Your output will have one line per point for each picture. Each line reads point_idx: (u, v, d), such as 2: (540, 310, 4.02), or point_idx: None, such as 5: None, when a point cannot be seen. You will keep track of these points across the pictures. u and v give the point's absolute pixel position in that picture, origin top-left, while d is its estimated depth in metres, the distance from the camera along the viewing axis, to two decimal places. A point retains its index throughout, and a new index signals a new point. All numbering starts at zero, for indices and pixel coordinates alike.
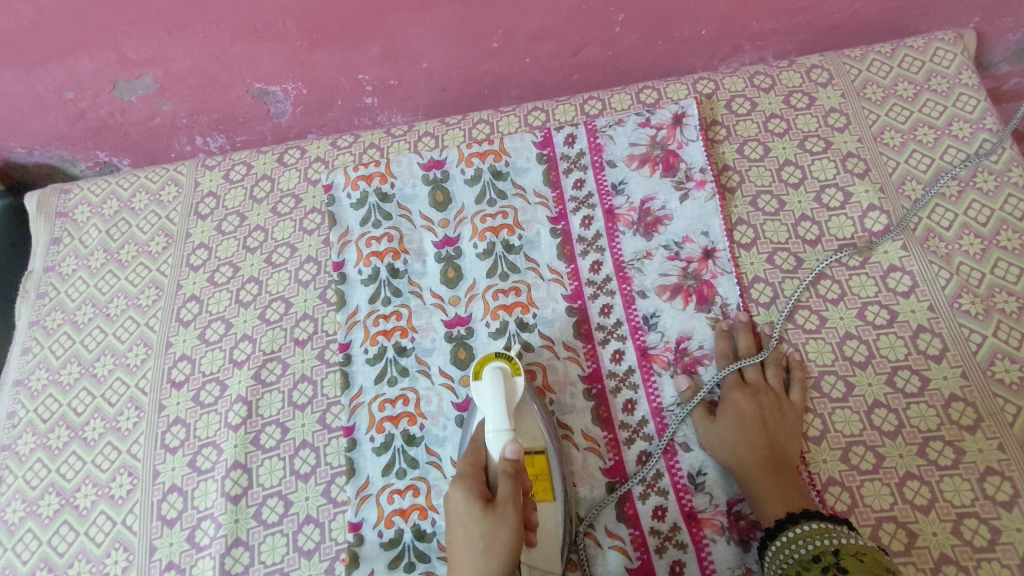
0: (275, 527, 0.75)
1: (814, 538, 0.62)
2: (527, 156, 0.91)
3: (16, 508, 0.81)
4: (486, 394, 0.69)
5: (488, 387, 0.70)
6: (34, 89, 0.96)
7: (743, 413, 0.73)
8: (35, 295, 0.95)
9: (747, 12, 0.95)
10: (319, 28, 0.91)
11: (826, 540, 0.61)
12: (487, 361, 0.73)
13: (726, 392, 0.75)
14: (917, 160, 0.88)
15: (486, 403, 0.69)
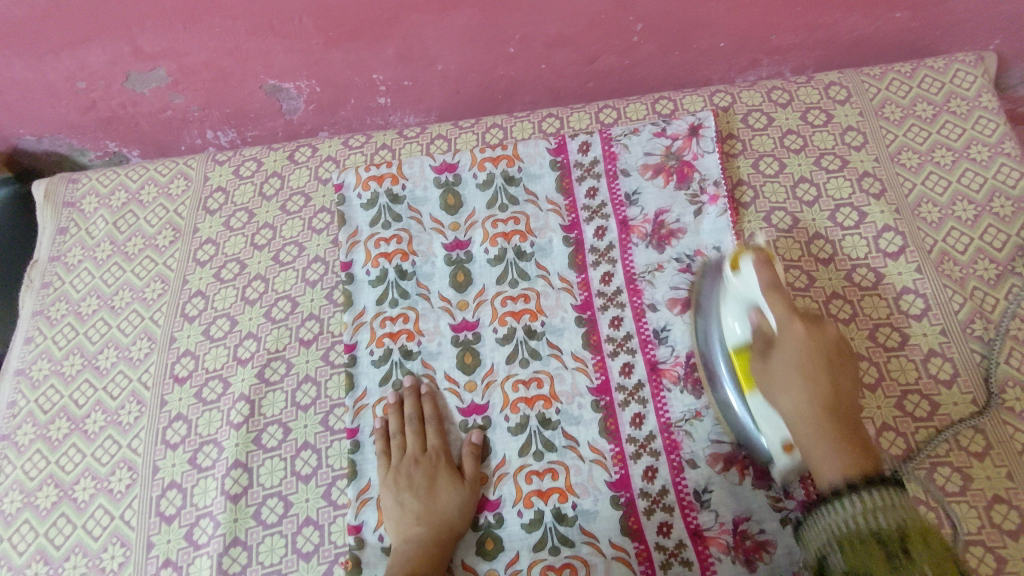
0: (274, 528, 0.74)
1: (873, 517, 0.55)
2: (540, 163, 0.91)
3: (13, 499, 0.81)
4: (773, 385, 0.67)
5: (751, 274, 0.68)
6: (47, 77, 0.96)
7: (803, 362, 0.63)
8: (40, 284, 0.95)
9: (767, 26, 0.95)
10: (336, 27, 0.90)
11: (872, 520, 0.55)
12: (740, 255, 0.70)
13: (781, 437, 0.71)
14: (933, 181, 0.87)
15: (756, 294, 0.67)
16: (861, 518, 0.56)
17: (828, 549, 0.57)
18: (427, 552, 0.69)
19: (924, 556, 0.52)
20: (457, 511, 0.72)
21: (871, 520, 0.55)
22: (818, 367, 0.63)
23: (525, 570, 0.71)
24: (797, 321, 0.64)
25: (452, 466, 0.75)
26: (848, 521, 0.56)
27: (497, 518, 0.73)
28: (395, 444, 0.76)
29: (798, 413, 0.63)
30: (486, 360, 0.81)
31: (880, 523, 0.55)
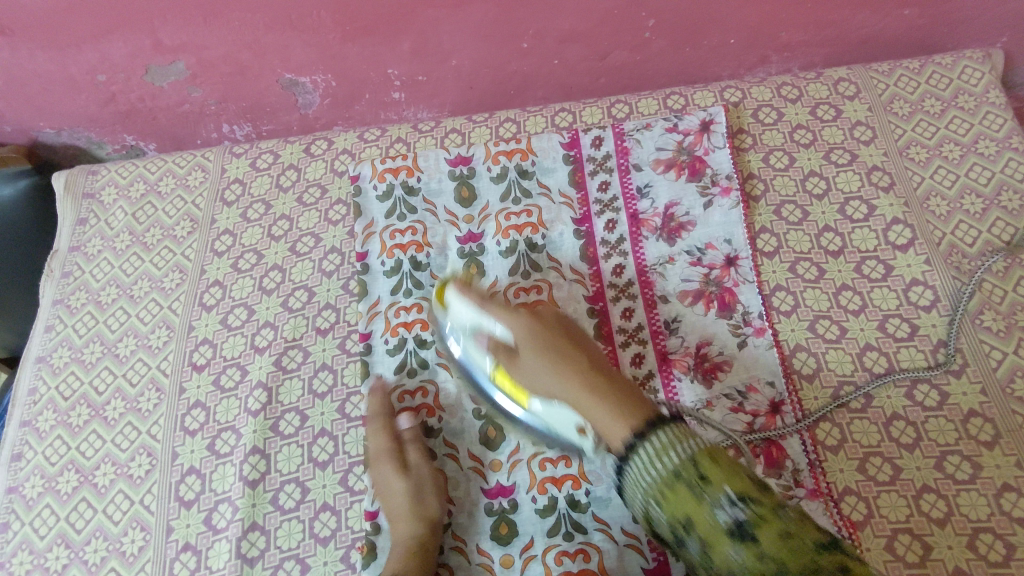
0: (292, 513, 0.75)
1: (663, 457, 0.53)
2: (553, 157, 0.92)
3: (34, 484, 0.82)
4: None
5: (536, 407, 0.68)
6: (67, 70, 0.97)
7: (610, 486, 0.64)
8: (60, 274, 0.96)
9: (777, 23, 0.96)
10: (352, 22, 0.92)
11: (683, 452, 0.53)
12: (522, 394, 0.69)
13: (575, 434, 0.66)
14: (942, 175, 0.88)
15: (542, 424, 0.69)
16: (659, 457, 0.54)
17: (648, 506, 0.54)
18: (413, 550, 0.70)
19: (721, 476, 0.52)
20: (439, 514, 0.73)
21: (667, 456, 0.53)
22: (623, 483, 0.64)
23: (540, 556, 0.71)
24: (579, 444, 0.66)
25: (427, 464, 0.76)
26: (649, 462, 0.54)
27: (511, 505, 0.74)
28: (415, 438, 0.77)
29: None
30: None
31: (671, 460, 0.53)
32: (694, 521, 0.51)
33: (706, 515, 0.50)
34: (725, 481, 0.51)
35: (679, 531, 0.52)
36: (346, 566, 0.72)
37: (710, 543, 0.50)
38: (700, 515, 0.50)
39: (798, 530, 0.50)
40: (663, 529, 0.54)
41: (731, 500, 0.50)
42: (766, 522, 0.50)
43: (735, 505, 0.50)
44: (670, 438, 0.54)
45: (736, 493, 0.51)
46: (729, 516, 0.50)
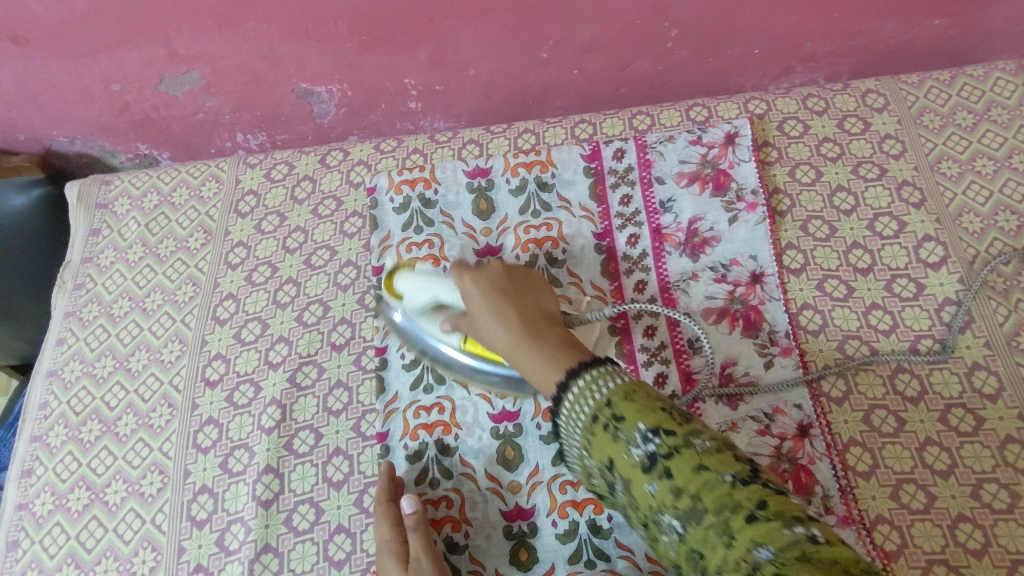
0: (306, 535, 0.74)
1: (584, 402, 0.52)
2: (574, 169, 0.90)
3: (45, 501, 0.81)
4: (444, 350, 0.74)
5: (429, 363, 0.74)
6: (82, 80, 0.96)
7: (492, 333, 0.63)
8: (73, 286, 0.95)
9: (804, 33, 0.94)
10: (370, 31, 0.90)
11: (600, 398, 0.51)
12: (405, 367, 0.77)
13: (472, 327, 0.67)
14: (975, 191, 0.85)
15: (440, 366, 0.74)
16: (581, 407, 0.53)
17: (583, 455, 0.54)
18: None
19: (637, 411, 0.50)
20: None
21: (590, 401, 0.52)
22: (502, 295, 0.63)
23: None
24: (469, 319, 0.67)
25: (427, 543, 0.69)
26: (577, 407, 0.53)
27: (531, 528, 0.72)
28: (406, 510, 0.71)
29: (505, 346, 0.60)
30: None
31: (590, 407, 0.52)
32: (614, 462, 0.50)
33: (622, 454, 0.50)
34: (636, 420, 0.49)
35: (607, 471, 0.52)
36: None
37: (630, 479, 0.50)
38: (618, 453, 0.50)
39: (715, 463, 0.46)
40: (598, 473, 0.54)
41: (643, 434, 0.49)
42: (679, 456, 0.47)
43: (646, 440, 0.48)
44: (598, 380, 0.52)
45: (649, 426, 0.49)
46: (643, 451, 0.49)
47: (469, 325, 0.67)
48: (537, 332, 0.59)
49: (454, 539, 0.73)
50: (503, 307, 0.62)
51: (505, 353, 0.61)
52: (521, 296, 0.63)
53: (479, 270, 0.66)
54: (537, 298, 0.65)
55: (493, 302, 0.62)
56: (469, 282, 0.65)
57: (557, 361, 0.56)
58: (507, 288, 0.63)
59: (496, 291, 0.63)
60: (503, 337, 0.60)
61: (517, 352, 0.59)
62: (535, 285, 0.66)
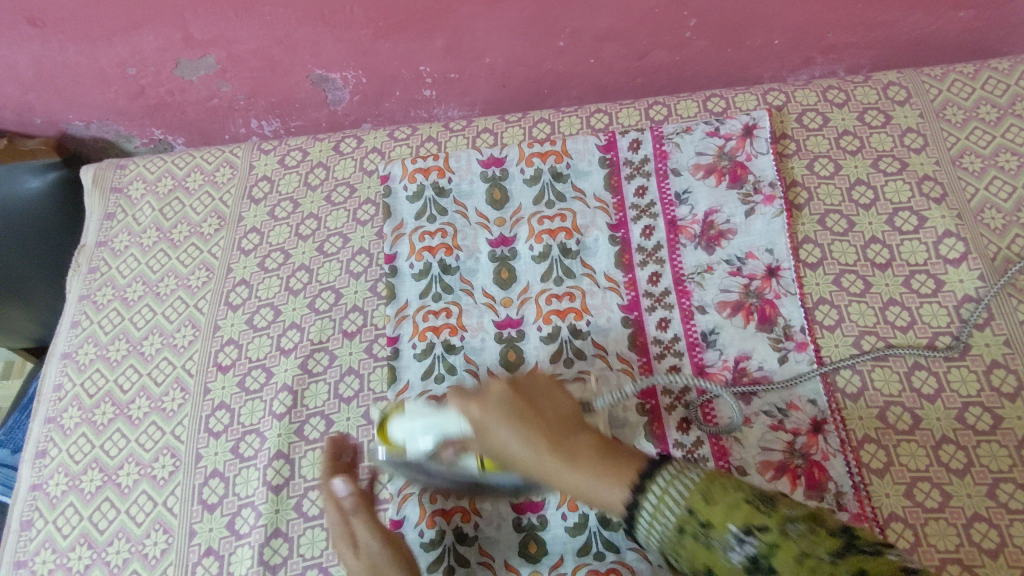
0: (315, 520, 0.74)
1: (665, 508, 0.50)
2: (589, 159, 0.89)
3: (58, 482, 0.81)
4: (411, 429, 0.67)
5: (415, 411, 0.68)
6: (98, 63, 0.96)
7: (507, 407, 0.60)
8: (87, 269, 0.96)
9: (825, 23, 0.92)
10: (386, 18, 0.90)
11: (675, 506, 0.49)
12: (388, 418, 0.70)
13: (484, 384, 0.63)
14: (998, 187, 0.84)
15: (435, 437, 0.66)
16: (665, 509, 0.50)
17: (666, 554, 0.50)
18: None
19: (723, 512, 0.47)
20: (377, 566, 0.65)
21: (672, 498, 0.50)
22: (523, 409, 0.59)
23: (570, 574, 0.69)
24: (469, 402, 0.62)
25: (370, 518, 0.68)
26: (659, 521, 0.50)
27: (541, 520, 0.72)
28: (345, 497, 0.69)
29: (522, 459, 0.58)
30: (530, 359, 0.79)
31: (676, 510, 0.49)
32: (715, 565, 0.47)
33: (721, 557, 0.46)
34: (730, 522, 0.47)
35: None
36: None
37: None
38: (715, 561, 0.47)
39: (811, 543, 0.44)
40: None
41: (738, 535, 0.46)
42: (781, 551, 0.44)
43: (743, 539, 0.46)
44: (675, 477, 0.51)
45: (741, 525, 0.46)
46: (741, 554, 0.46)
47: (479, 443, 0.62)
48: (562, 442, 0.57)
49: (462, 530, 0.73)
50: (522, 417, 0.59)
51: (537, 472, 0.58)
52: (534, 412, 0.60)
53: (485, 398, 0.61)
54: (549, 405, 0.61)
55: (509, 411, 0.59)
56: (475, 409, 0.61)
57: (604, 474, 0.54)
58: (522, 412, 0.59)
59: (514, 414, 0.59)
60: (532, 450, 0.57)
61: (545, 460, 0.57)
62: (540, 390, 0.63)
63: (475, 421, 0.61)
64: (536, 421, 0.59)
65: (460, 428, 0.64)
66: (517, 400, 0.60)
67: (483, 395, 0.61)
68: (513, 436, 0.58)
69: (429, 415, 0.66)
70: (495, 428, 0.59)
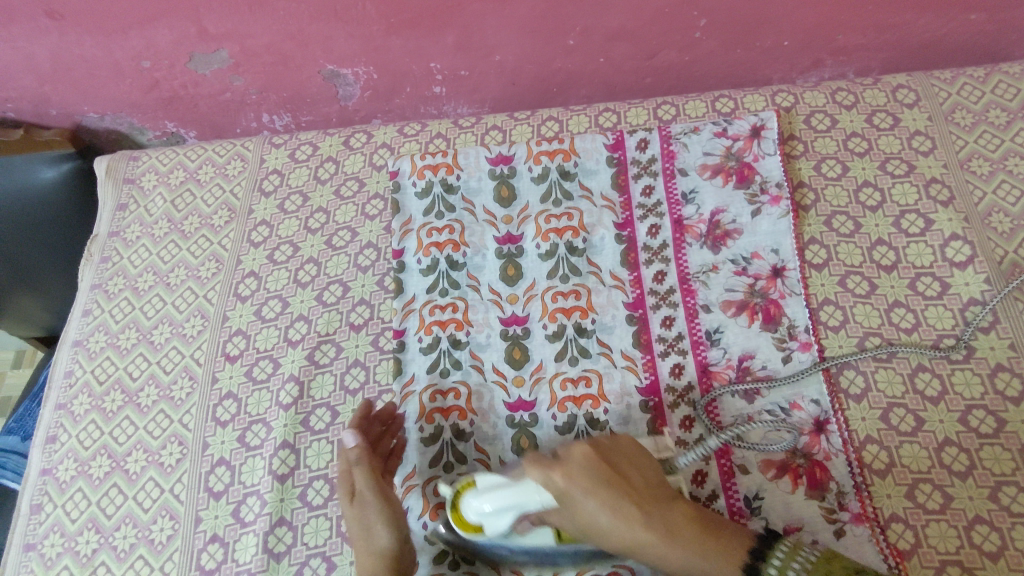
0: (320, 510, 0.75)
1: (792, 571, 0.57)
2: (597, 158, 0.90)
3: (68, 467, 0.82)
4: (499, 499, 0.64)
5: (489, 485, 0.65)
6: (113, 56, 0.97)
7: (586, 518, 0.62)
8: (99, 259, 0.97)
9: (835, 25, 0.92)
10: (398, 14, 0.90)
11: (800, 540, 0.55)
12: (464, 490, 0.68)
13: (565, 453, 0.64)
14: (1006, 191, 0.84)
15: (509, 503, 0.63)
16: (791, 574, 0.57)
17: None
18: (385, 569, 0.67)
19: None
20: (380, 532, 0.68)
21: (799, 567, 0.57)
22: (604, 482, 0.62)
23: (570, 568, 0.70)
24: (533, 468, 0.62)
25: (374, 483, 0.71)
26: None
27: None
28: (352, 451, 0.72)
29: (625, 544, 0.62)
30: (534, 356, 0.80)
31: (805, 568, 0.57)
32: None
33: None
34: None
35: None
36: None
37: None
38: None
39: None
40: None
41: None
42: None
43: None
44: (790, 556, 0.58)
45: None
46: None
47: (560, 516, 0.63)
48: (671, 529, 0.61)
49: None
50: (614, 494, 0.62)
51: (609, 530, 0.62)
52: (618, 476, 0.64)
53: (569, 463, 0.63)
54: (632, 468, 0.65)
55: (598, 478, 0.62)
56: (559, 477, 0.61)
57: (707, 557, 0.60)
58: (614, 479, 0.63)
59: (604, 481, 0.62)
60: (636, 534, 0.61)
61: (656, 546, 0.61)
62: (623, 453, 0.67)
63: (550, 480, 0.61)
64: (625, 499, 0.62)
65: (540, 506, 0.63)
66: (600, 466, 0.63)
67: (571, 463, 0.63)
68: (597, 511, 0.61)
69: (515, 482, 0.64)
70: (583, 506, 0.61)
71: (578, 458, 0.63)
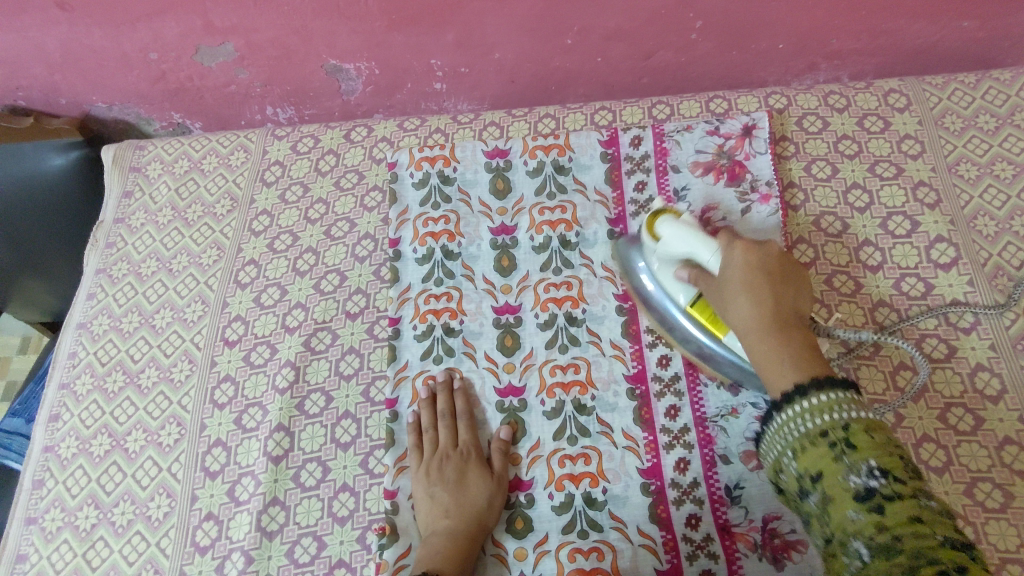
0: (312, 491, 0.77)
1: (820, 415, 0.54)
2: (591, 154, 0.92)
3: (69, 445, 0.85)
4: (677, 239, 0.72)
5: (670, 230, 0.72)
6: (122, 47, 1.00)
7: (752, 263, 0.66)
8: (104, 244, 0.99)
9: (828, 30, 0.94)
10: (399, 11, 0.92)
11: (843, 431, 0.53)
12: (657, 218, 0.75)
13: (723, 248, 0.69)
14: (992, 195, 0.85)
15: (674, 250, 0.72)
16: (806, 415, 0.55)
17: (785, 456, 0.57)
18: (455, 543, 0.69)
19: (869, 445, 0.51)
20: (486, 505, 0.73)
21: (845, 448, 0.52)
22: (759, 279, 0.65)
23: (553, 551, 0.72)
24: (735, 244, 0.68)
25: (484, 461, 0.76)
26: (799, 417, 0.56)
27: (528, 499, 0.75)
28: (465, 425, 0.78)
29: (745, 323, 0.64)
30: (525, 344, 0.82)
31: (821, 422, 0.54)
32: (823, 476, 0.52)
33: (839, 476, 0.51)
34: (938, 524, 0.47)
35: (807, 480, 0.54)
36: (362, 546, 0.73)
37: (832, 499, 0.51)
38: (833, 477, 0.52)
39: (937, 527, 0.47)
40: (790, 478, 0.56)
41: (871, 470, 0.50)
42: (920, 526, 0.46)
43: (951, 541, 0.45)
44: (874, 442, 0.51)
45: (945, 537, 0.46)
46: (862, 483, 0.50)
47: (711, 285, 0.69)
48: (785, 329, 0.62)
49: None
50: (760, 287, 0.64)
51: (738, 328, 0.65)
52: (783, 285, 0.66)
53: (758, 252, 0.67)
54: (832, 363, 0.64)
55: (754, 280, 0.65)
56: (739, 251, 0.67)
57: (796, 365, 0.59)
58: (777, 273, 0.66)
59: (763, 273, 0.66)
60: (751, 313, 0.64)
61: (759, 333, 0.63)
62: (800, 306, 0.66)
63: (733, 258, 0.67)
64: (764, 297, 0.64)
65: (710, 257, 0.69)
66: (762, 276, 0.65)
67: (738, 251, 0.67)
68: (738, 302, 0.65)
69: (693, 229, 0.71)
70: (728, 273, 0.67)
71: (748, 253, 0.67)
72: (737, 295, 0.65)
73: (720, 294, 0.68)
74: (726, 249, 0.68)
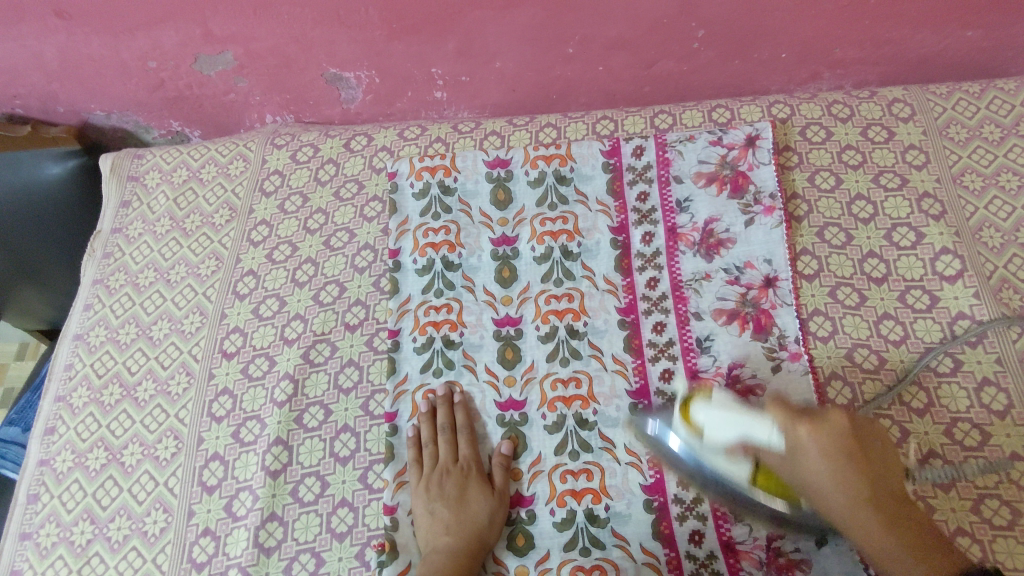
0: (310, 506, 0.76)
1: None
2: (593, 164, 0.91)
3: (65, 458, 0.84)
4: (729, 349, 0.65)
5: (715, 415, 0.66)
6: (120, 56, 0.99)
7: (836, 437, 0.61)
8: (102, 254, 0.99)
9: (832, 39, 0.93)
10: (400, 20, 0.92)
11: None
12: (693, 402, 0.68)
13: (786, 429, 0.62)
14: (997, 207, 0.84)
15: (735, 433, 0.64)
16: None
17: None
18: (456, 561, 0.69)
19: None
20: (486, 521, 0.72)
21: None
22: (841, 463, 0.61)
23: (555, 569, 0.71)
24: (801, 423, 0.62)
25: (484, 476, 0.75)
26: None
27: (529, 515, 0.74)
28: (464, 439, 0.77)
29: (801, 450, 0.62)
30: (526, 357, 0.81)
31: None
32: None
33: None
34: None
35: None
36: (361, 563, 0.72)
37: None
38: None
39: None
40: None
41: None
42: None
43: None
44: None
45: None
46: None
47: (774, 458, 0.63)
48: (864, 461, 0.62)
49: None
50: (847, 463, 0.61)
51: (798, 478, 0.63)
52: (863, 456, 0.62)
53: (824, 423, 0.62)
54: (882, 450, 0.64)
55: (841, 441, 0.61)
56: (804, 434, 0.62)
57: (878, 519, 0.61)
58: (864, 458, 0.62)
59: (831, 461, 0.61)
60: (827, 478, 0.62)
61: (826, 498, 0.62)
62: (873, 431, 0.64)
63: (802, 433, 0.62)
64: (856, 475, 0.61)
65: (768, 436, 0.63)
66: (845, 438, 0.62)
67: (812, 438, 0.61)
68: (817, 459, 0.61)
69: (742, 409, 0.65)
70: (806, 453, 0.62)
71: (827, 428, 0.62)
72: (816, 466, 0.61)
73: (792, 454, 0.62)
74: (790, 429, 0.62)
